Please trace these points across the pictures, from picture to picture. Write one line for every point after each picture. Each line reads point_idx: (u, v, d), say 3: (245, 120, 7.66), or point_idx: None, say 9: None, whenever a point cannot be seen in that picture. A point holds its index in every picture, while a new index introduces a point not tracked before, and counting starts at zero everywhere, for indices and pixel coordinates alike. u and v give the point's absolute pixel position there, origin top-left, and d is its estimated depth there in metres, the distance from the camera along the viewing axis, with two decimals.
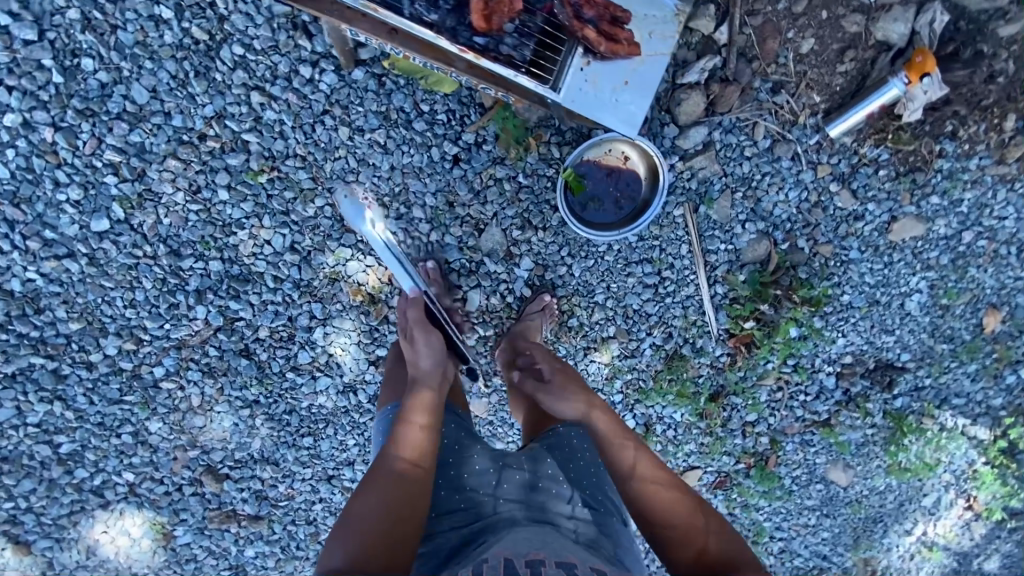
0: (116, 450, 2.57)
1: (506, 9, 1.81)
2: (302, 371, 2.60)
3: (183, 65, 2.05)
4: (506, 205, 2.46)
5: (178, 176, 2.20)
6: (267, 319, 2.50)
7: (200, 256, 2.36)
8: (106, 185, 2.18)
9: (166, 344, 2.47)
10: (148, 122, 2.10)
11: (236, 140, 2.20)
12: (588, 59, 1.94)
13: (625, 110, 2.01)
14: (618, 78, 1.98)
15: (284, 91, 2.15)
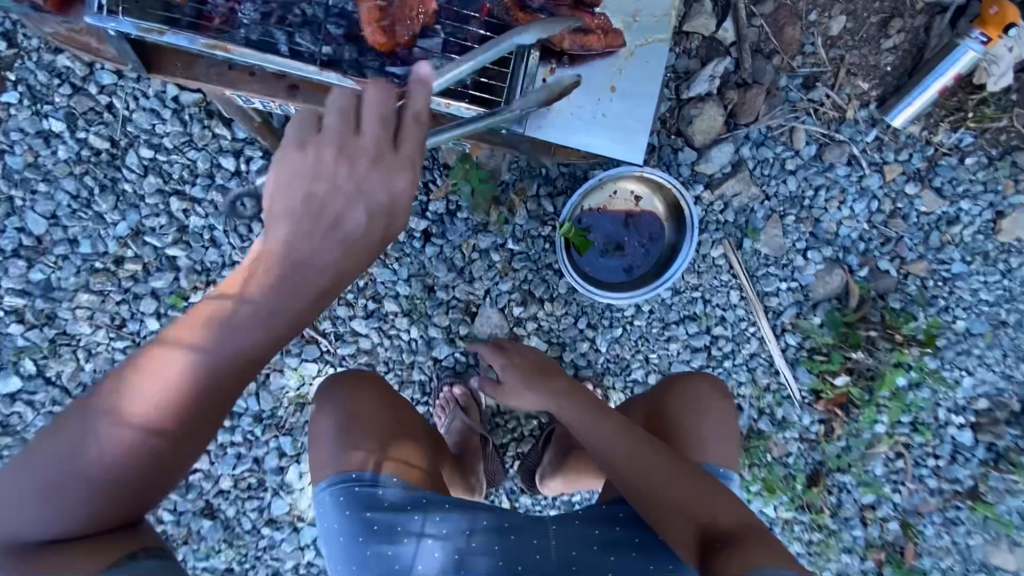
0: None
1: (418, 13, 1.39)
2: (281, 524, 2.09)
3: (83, 182, 1.70)
4: (499, 280, 1.96)
5: (96, 311, 1.79)
6: (227, 467, 2.05)
7: None
8: (11, 336, 1.78)
9: None
10: (50, 255, 1.73)
11: (160, 258, 1.78)
12: (552, 67, 1.63)
13: (620, 126, 1.65)
14: (603, 85, 1.65)
15: (207, 190, 1.76)
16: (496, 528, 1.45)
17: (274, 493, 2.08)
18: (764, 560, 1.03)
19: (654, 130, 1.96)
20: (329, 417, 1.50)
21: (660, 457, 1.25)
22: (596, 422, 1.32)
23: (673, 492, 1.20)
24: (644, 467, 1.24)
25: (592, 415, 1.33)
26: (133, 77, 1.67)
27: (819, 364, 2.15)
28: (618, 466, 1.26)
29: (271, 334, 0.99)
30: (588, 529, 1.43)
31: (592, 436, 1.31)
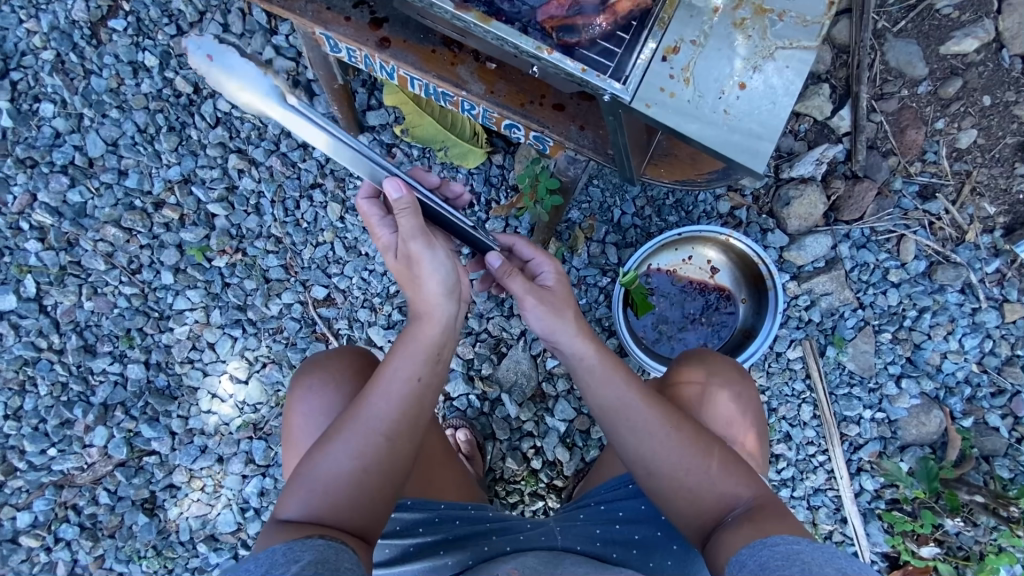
0: None
1: None
2: (221, 545, 1.81)
3: (155, 117, 1.71)
4: None
5: (116, 248, 1.73)
6: (186, 458, 1.79)
7: (118, 357, 1.76)
8: (25, 251, 1.71)
9: (43, 478, 1.78)
10: (96, 179, 1.71)
11: (198, 211, 1.74)
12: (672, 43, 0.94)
13: (752, 114, 0.93)
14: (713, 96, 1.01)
15: (268, 156, 1.74)
16: (502, 541, 1.13)
17: (225, 507, 1.81)
18: (781, 529, 0.89)
19: (745, 204, 1.77)
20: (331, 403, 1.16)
21: (684, 431, 1.00)
22: (609, 375, 1.02)
23: (693, 470, 0.99)
24: (664, 445, 0.99)
25: (613, 369, 1.03)
26: (237, 32, 1.71)
27: (901, 523, 1.73)
28: (631, 449, 1.01)
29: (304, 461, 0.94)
30: (590, 527, 1.14)
31: (609, 407, 1.01)
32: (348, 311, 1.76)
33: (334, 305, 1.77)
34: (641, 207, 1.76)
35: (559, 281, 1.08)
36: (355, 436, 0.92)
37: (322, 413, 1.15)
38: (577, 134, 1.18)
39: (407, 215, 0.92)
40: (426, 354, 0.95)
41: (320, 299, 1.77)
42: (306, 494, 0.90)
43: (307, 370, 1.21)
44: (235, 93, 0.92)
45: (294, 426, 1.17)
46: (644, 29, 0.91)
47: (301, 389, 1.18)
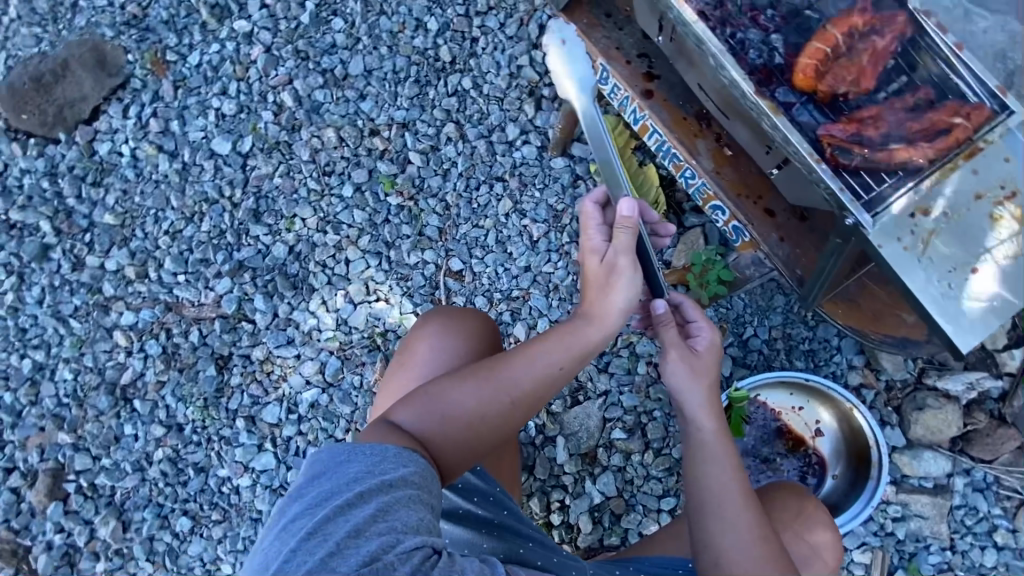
0: (7, 373, 1.99)
1: (846, 78, 1.23)
2: (255, 430, 1.91)
3: (410, 67, 1.98)
4: (628, 391, 1.83)
5: (323, 149, 1.97)
6: (273, 341, 1.93)
7: (273, 232, 1.97)
8: (259, 117, 2.00)
9: (161, 295, 1.99)
10: (340, 91, 1.98)
11: (400, 153, 1.95)
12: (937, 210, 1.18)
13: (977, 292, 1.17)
14: None
15: (477, 137, 1.94)
16: (534, 553, 1.11)
17: (277, 399, 1.92)
18: None
19: (875, 387, 1.71)
20: (447, 349, 1.22)
21: (766, 543, 1.02)
22: (720, 456, 1.08)
23: None
24: (746, 544, 1.02)
25: (726, 452, 1.08)
26: (508, 35, 1.97)
27: None
28: (707, 534, 1.04)
29: (435, 382, 1.02)
30: None
31: (709, 487, 1.06)
32: (470, 292, 1.87)
33: (460, 281, 1.89)
34: (774, 338, 1.75)
35: (710, 351, 1.12)
36: (485, 386, 1.00)
37: (441, 356, 1.21)
38: (776, 243, 1.32)
39: (627, 230, 1.06)
40: (575, 351, 1.04)
41: (452, 270, 1.90)
42: (421, 411, 0.98)
43: (442, 315, 1.29)
44: (559, 73, 1.13)
45: (410, 354, 1.24)
46: (904, 183, 1.17)
47: (433, 327, 1.25)
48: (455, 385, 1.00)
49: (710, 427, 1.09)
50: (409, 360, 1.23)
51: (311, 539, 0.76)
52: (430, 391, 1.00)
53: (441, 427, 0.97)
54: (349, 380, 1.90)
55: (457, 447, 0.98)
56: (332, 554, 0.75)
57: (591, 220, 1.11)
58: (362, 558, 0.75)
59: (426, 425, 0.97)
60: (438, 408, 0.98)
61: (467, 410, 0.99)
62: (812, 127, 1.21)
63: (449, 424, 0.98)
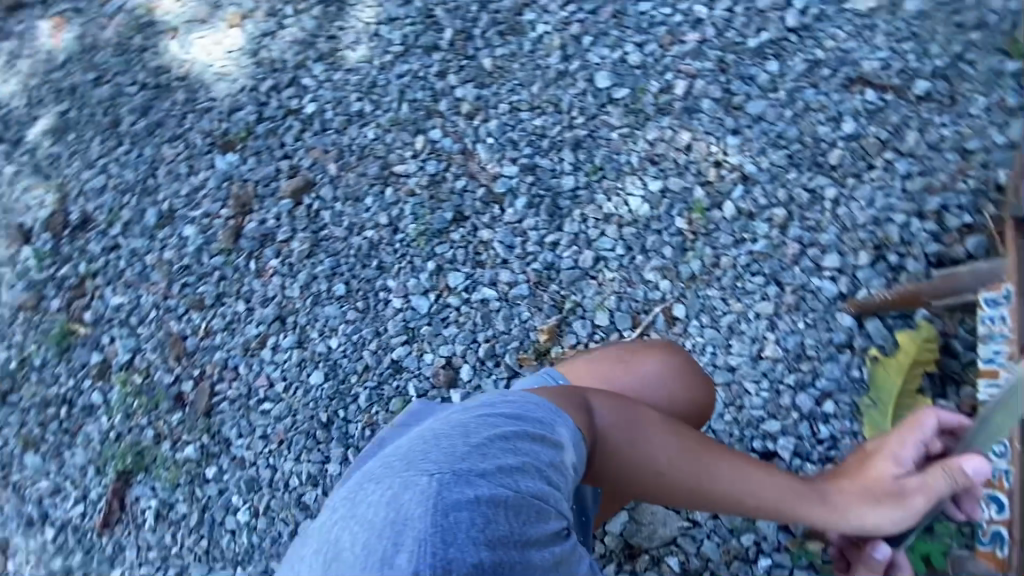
0: (342, 99, 2.43)
1: None
2: (435, 277, 2.12)
3: (795, 142, 1.95)
4: (715, 540, 1.69)
5: (668, 142, 2.05)
6: (503, 234, 2.11)
7: (576, 165, 2.12)
8: (647, 82, 2.13)
9: (468, 137, 2.26)
10: (722, 114, 2.03)
11: (721, 195, 1.96)
12: None
13: None
14: None
15: (794, 238, 1.87)
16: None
17: (467, 273, 2.11)
18: None
19: None
20: (660, 382, 1.28)
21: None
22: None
23: None
24: None
25: None
26: (904, 187, 1.84)
27: None
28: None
29: (649, 414, 1.10)
30: None
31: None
32: (669, 340, 1.85)
33: (669, 325, 1.88)
34: None
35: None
36: (686, 458, 1.10)
37: (655, 384, 1.28)
38: None
39: (946, 482, 1.24)
40: (797, 511, 1.20)
41: (671, 312, 1.90)
42: (624, 416, 1.07)
43: (680, 357, 1.33)
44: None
45: (633, 358, 1.31)
46: None
47: (670, 359, 1.31)
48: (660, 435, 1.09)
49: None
50: (633, 362, 1.30)
51: (508, 442, 0.85)
52: (643, 416, 1.09)
53: (628, 450, 1.06)
54: (522, 310, 2.02)
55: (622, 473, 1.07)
56: (523, 466, 0.83)
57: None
58: (540, 490, 0.82)
59: (622, 438, 1.05)
60: (638, 437, 1.07)
61: (657, 459, 1.09)
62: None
63: (635, 453, 1.06)
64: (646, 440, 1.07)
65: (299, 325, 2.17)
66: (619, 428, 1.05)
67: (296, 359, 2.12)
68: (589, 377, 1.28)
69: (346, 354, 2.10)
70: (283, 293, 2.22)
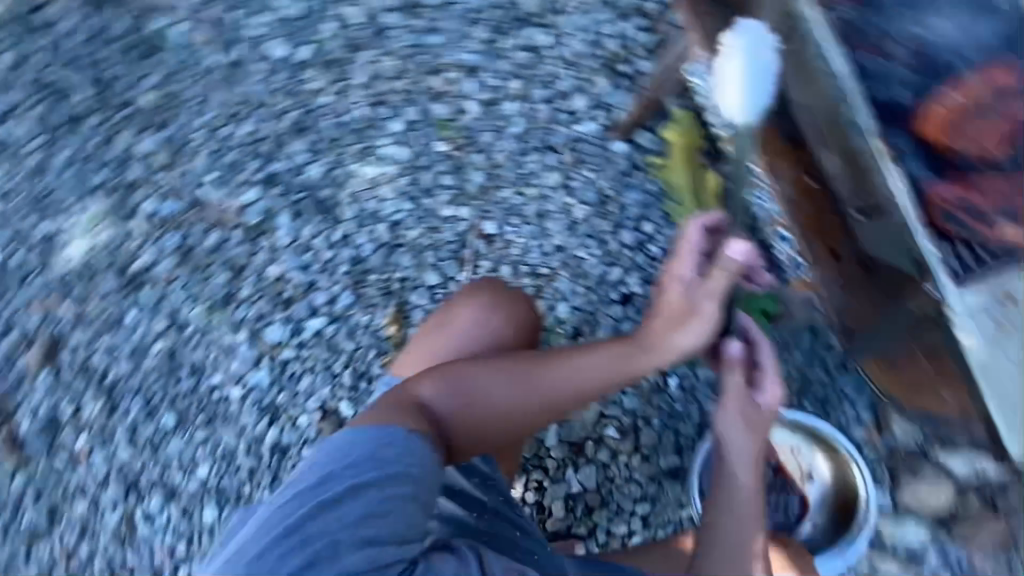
0: (13, 232, 1.93)
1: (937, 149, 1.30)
2: (256, 345, 1.90)
3: (490, 9, 1.86)
4: (631, 393, 1.80)
5: (380, 76, 1.88)
6: (291, 262, 1.90)
7: (312, 151, 1.90)
8: (321, 27, 1.89)
9: (187, 189, 1.92)
10: (411, 19, 1.87)
11: (459, 99, 1.86)
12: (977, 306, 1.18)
13: None
14: None
15: (542, 100, 1.84)
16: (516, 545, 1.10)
17: (284, 320, 1.90)
18: None
19: (877, 446, 1.69)
20: (477, 321, 1.21)
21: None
22: (746, 511, 1.12)
23: None
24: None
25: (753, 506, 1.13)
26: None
27: None
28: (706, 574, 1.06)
29: (463, 371, 1.06)
30: None
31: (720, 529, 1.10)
32: (497, 260, 1.84)
33: (491, 246, 1.85)
34: (789, 376, 1.72)
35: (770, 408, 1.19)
36: (518, 384, 1.05)
37: (475, 328, 1.21)
38: None
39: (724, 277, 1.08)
40: (636, 364, 1.11)
41: (484, 232, 1.85)
42: (449, 389, 1.02)
43: (489, 289, 1.26)
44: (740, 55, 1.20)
45: (446, 322, 1.23)
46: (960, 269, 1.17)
47: (483, 296, 1.24)
48: (475, 387, 1.03)
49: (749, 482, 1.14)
50: (449, 321, 1.22)
51: (303, 536, 0.82)
52: (459, 376, 1.03)
53: (462, 414, 1.02)
54: (359, 319, 1.88)
55: (473, 436, 1.04)
56: (337, 546, 0.82)
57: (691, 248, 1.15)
58: (365, 557, 0.82)
59: (457, 403, 1.02)
60: (457, 400, 1.01)
61: (491, 403, 1.04)
62: (923, 180, 1.30)
63: (470, 412, 1.02)
64: (477, 394, 1.03)
65: (155, 482, 1.88)
66: (444, 401, 1.02)
67: (177, 515, 1.86)
68: (416, 365, 1.19)
69: (225, 472, 1.88)
70: (115, 464, 1.89)
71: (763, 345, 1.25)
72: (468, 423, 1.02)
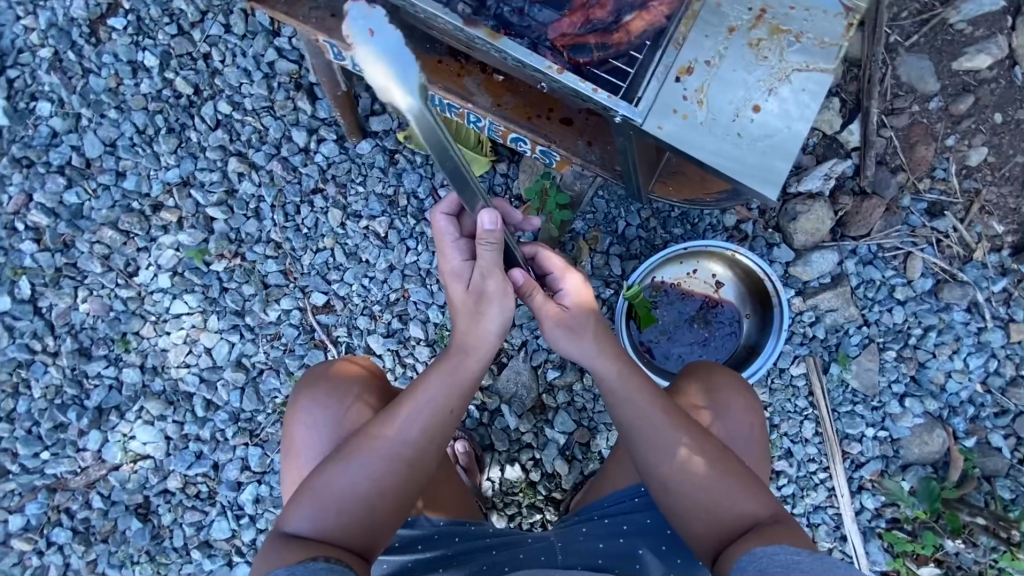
0: None
1: None
2: (214, 552, 1.79)
3: (154, 119, 1.69)
4: (542, 332, 1.82)
5: (113, 251, 1.71)
6: (179, 464, 1.77)
7: (113, 360, 1.74)
8: (21, 252, 1.70)
9: (36, 482, 1.76)
10: (93, 181, 1.69)
11: (198, 215, 1.72)
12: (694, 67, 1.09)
13: (764, 135, 1.11)
14: (740, 102, 1.11)
15: (268, 159, 1.71)
16: (500, 560, 1.08)
17: (219, 513, 1.79)
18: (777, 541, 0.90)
19: (751, 217, 1.75)
20: (322, 414, 1.12)
21: (715, 453, 0.99)
22: (628, 393, 1.01)
23: (702, 492, 0.97)
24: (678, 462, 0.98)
25: (639, 387, 1.01)
26: (240, 35, 1.69)
27: (903, 542, 1.71)
28: (654, 468, 0.99)
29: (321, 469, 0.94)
30: (592, 541, 1.10)
31: (630, 424, 1.01)
32: (348, 318, 1.74)
33: (333, 312, 1.75)
34: (646, 219, 1.73)
35: (581, 299, 1.03)
36: (374, 457, 0.92)
37: (323, 423, 1.11)
38: (586, 149, 1.20)
39: (489, 249, 0.90)
40: (461, 381, 0.96)
41: (318, 305, 1.75)
42: (315, 509, 0.90)
43: (318, 372, 1.16)
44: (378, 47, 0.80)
45: (298, 432, 1.13)
46: (654, 52, 1.08)
47: (310, 393, 1.14)
48: (342, 479, 0.92)
49: (612, 370, 1.01)
50: (298, 437, 1.13)
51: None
52: (318, 484, 0.92)
53: (342, 517, 0.91)
54: (279, 459, 1.78)
55: (369, 529, 0.92)
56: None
57: (446, 238, 0.96)
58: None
59: (330, 512, 0.91)
60: (330, 507, 0.90)
61: (363, 489, 0.92)
62: (542, 31, 1.09)
63: (350, 508, 0.91)
64: (345, 491, 0.91)
65: None
66: (317, 517, 0.90)
67: None
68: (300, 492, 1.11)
69: None
70: None
71: (542, 251, 1.06)
72: (354, 519, 0.91)
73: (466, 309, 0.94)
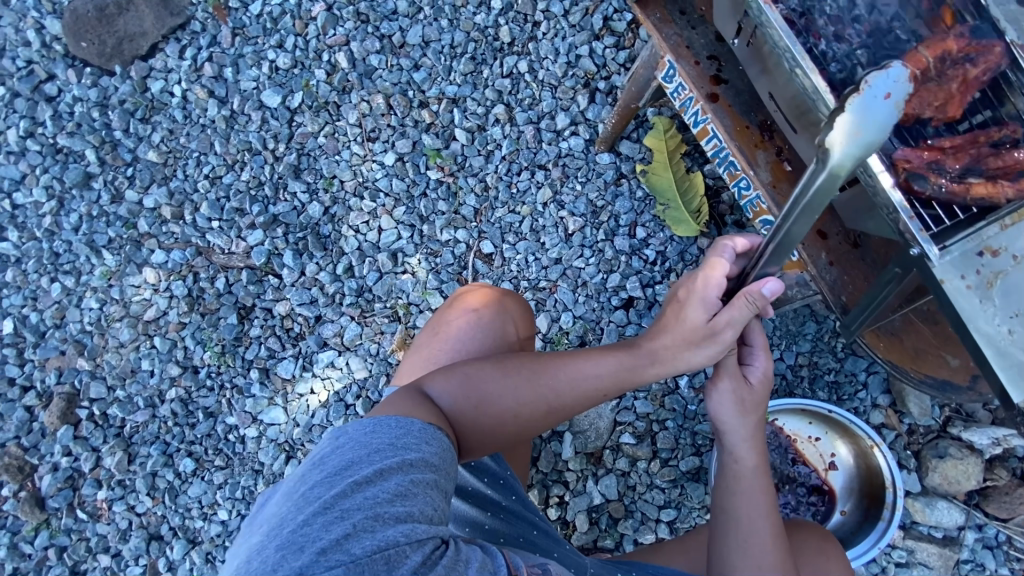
0: (33, 293, 2.03)
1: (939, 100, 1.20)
2: (268, 382, 1.93)
3: (468, 43, 1.96)
4: (643, 397, 1.80)
5: (371, 114, 1.97)
6: (296, 297, 1.94)
7: (311, 190, 1.97)
8: (312, 74, 2.00)
9: (192, 237, 1.99)
10: (396, 59, 1.99)
11: (446, 128, 1.95)
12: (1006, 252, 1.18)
13: None
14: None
15: (526, 121, 1.91)
16: (535, 543, 1.12)
17: (293, 355, 1.93)
18: None
19: (898, 429, 1.67)
20: (478, 321, 1.21)
21: None
22: (752, 491, 1.07)
23: None
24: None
25: (762, 493, 1.07)
26: (571, 23, 1.93)
27: None
28: (727, 563, 1.04)
29: (477, 365, 1.04)
30: None
31: (739, 518, 1.05)
32: (497, 277, 1.86)
33: (490, 264, 1.89)
34: (800, 364, 1.71)
35: (763, 385, 1.09)
36: (528, 388, 1.03)
37: (474, 329, 1.20)
38: (825, 266, 1.41)
39: (751, 308, 0.95)
40: (629, 378, 1.07)
41: (482, 252, 1.89)
42: (459, 390, 0.99)
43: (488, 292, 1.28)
44: (867, 109, 0.70)
45: (447, 322, 1.22)
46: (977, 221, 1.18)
47: (474, 301, 1.24)
48: (491, 386, 1.01)
49: (750, 462, 1.08)
50: (443, 328, 1.22)
51: (329, 512, 0.72)
52: (468, 374, 1.01)
53: (474, 412, 0.99)
54: (367, 346, 1.90)
55: (479, 435, 1.00)
56: (369, 521, 0.72)
57: (719, 267, 0.98)
58: (399, 534, 0.72)
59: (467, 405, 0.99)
60: (469, 396, 0.99)
61: (504, 405, 1.01)
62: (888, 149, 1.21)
63: (482, 409, 1.00)
64: (487, 393, 1.00)
65: (176, 528, 1.88)
66: (453, 398, 0.98)
67: (198, 562, 1.84)
68: (415, 370, 1.19)
69: (245, 513, 1.88)
70: (136, 514, 1.89)
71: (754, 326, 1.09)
72: (479, 421, 0.99)
73: (693, 331, 1.00)
